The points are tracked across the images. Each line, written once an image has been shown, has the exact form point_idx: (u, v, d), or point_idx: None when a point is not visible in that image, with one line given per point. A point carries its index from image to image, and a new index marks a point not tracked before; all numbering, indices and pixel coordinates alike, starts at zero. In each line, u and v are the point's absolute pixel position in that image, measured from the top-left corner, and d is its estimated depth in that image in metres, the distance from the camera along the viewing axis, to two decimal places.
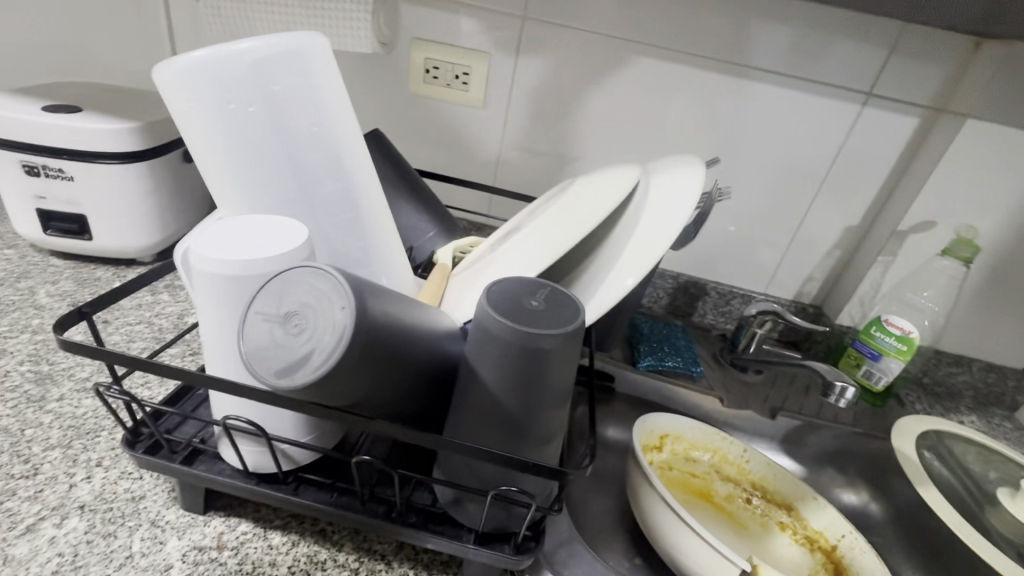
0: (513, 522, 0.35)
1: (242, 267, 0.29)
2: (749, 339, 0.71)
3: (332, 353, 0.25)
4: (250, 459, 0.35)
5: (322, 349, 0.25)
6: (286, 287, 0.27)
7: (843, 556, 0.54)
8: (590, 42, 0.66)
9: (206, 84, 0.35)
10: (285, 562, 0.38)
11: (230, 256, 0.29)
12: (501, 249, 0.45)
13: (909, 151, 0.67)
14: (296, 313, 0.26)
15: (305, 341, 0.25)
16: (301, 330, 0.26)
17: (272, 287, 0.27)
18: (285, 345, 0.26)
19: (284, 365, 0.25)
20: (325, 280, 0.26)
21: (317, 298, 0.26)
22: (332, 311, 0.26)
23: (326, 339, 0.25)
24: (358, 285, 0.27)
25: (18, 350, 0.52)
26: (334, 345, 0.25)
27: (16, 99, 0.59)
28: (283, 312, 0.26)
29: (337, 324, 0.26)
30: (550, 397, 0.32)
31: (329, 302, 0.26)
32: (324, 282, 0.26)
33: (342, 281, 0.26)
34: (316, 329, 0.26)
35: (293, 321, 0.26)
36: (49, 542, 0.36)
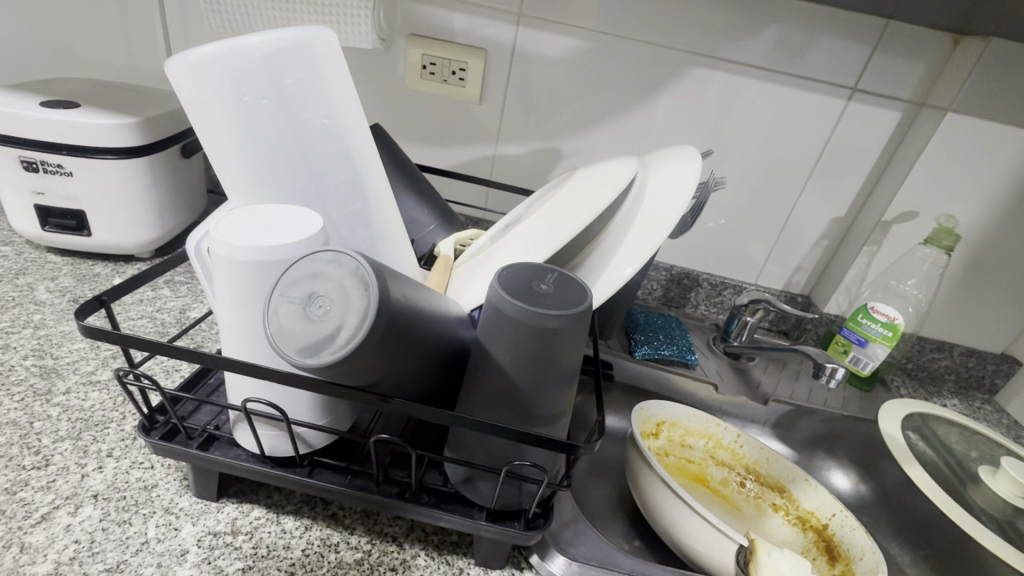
0: (523, 499, 0.36)
1: (262, 253, 0.30)
2: (741, 328, 0.73)
3: (357, 331, 0.26)
4: (266, 443, 0.36)
5: (346, 329, 0.26)
6: (307, 270, 0.27)
7: (834, 534, 0.56)
8: (586, 38, 0.68)
9: (219, 78, 0.35)
10: (299, 545, 0.39)
11: (249, 244, 0.30)
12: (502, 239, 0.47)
13: (892, 144, 0.70)
14: (319, 294, 0.27)
15: (330, 321, 0.26)
16: (324, 311, 0.27)
17: (293, 271, 0.27)
18: (310, 325, 0.26)
19: (310, 344, 0.26)
20: (347, 263, 0.27)
21: (339, 280, 0.27)
22: (356, 292, 0.27)
23: (351, 319, 0.26)
24: (377, 267, 0.28)
25: (21, 345, 0.52)
26: (359, 324, 0.26)
27: (12, 95, 0.59)
28: (306, 294, 0.27)
29: (361, 304, 0.27)
30: (560, 376, 0.33)
31: (351, 283, 0.27)
32: (346, 264, 0.27)
33: (362, 264, 0.27)
34: (340, 310, 0.26)
35: (317, 302, 0.27)
36: (65, 530, 0.37)
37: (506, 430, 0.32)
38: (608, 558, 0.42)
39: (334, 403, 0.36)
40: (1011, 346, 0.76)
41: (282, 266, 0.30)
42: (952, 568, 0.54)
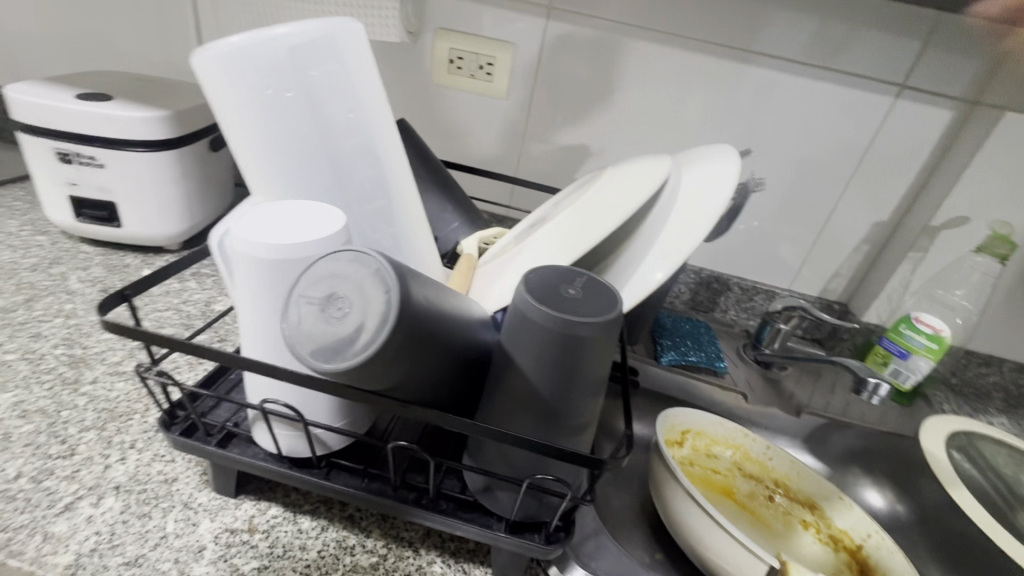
0: (544, 512, 0.35)
1: (283, 250, 0.29)
2: (773, 335, 0.70)
3: (377, 336, 0.25)
4: (284, 444, 0.35)
5: (365, 333, 0.25)
6: (328, 269, 0.26)
7: (869, 556, 0.53)
8: (616, 32, 0.65)
9: (246, 69, 0.34)
10: (315, 546, 0.38)
11: (270, 242, 0.29)
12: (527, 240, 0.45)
13: (943, 145, 0.66)
14: (339, 295, 0.26)
15: (349, 324, 0.25)
16: (343, 313, 0.26)
17: (313, 271, 0.27)
18: (328, 327, 0.25)
19: (329, 347, 0.25)
20: (367, 263, 0.26)
21: (360, 281, 0.26)
22: (377, 294, 0.26)
23: (371, 322, 0.25)
24: (398, 267, 0.27)
25: (52, 333, 0.52)
26: (379, 328, 0.25)
27: (50, 88, 0.60)
28: (325, 294, 0.26)
29: (381, 306, 0.25)
30: (586, 385, 0.31)
31: (371, 285, 0.26)
32: (365, 264, 0.26)
33: (384, 264, 0.26)
34: (360, 313, 0.25)
35: (337, 303, 0.26)
36: (87, 521, 0.37)
37: (529, 441, 0.31)
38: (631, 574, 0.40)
39: (351, 405, 0.35)
40: None
41: (303, 264, 0.29)
42: None
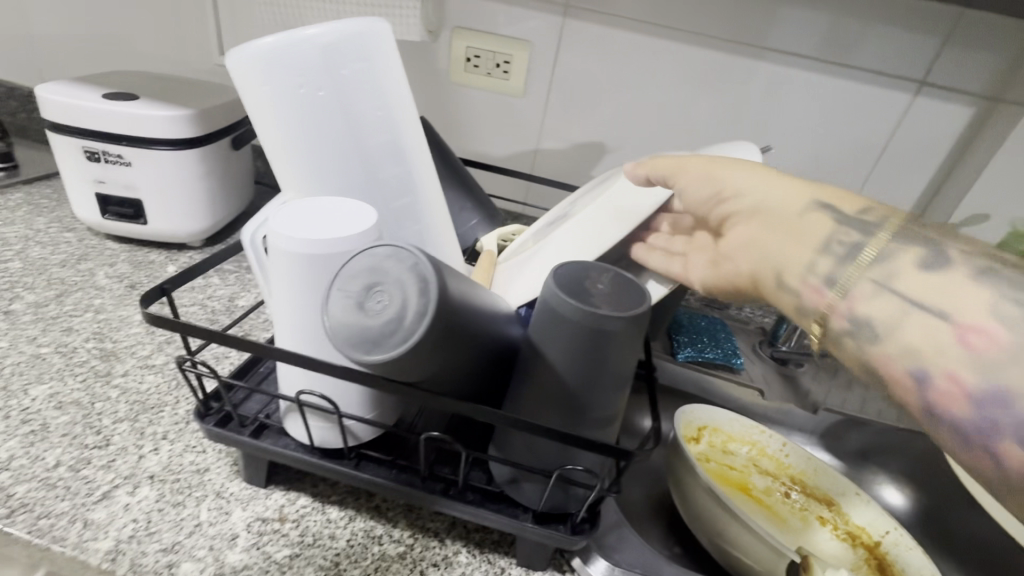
0: (570, 503, 0.35)
1: (322, 245, 0.30)
2: (790, 331, 0.71)
3: (415, 329, 0.26)
4: (317, 434, 0.36)
5: (404, 326, 0.26)
6: (367, 263, 0.27)
7: (887, 552, 0.55)
8: (633, 30, 0.66)
9: (278, 68, 0.35)
10: (344, 535, 0.39)
11: (310, 237, 0.30)
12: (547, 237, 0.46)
13: (963, 142, 0.65)
14: (378, 288, 0.27)
15: (388, 317, 0.26)
16: (382, 305, 0.26)
17: (353, 265, 0.27)
18: (367, 320, 0.26)
19: (368, 339, 0.26)
20: (406, 259, 0.27)
21: (399, 274, 0.27)
22: (415, 288, 0.26)
23: (410, 315, 0.26)
24: (435, 263, 0.28)
25: (83, 327, 0.54)
26: (418, 321, 0.26)
27: (79, 88, 0.61)
28: (365, 287, 0.27)
29: (419, 300, 0.26)
30: (613, 379, 0.32)
31: (410, 280, 0.26)
32: (405, 260, 0.27)
33: (422, 259, 0.27)
34: (399, 306, 0.26)
35: (376, 295, 0.27)
36: (124, 508, 0.38)
37: (558, 434, 0.31)
38: (653, 566, 0.41)
39: (382, 397, 0.36)
40: None
41: (341, 259, 0.30)
42: None
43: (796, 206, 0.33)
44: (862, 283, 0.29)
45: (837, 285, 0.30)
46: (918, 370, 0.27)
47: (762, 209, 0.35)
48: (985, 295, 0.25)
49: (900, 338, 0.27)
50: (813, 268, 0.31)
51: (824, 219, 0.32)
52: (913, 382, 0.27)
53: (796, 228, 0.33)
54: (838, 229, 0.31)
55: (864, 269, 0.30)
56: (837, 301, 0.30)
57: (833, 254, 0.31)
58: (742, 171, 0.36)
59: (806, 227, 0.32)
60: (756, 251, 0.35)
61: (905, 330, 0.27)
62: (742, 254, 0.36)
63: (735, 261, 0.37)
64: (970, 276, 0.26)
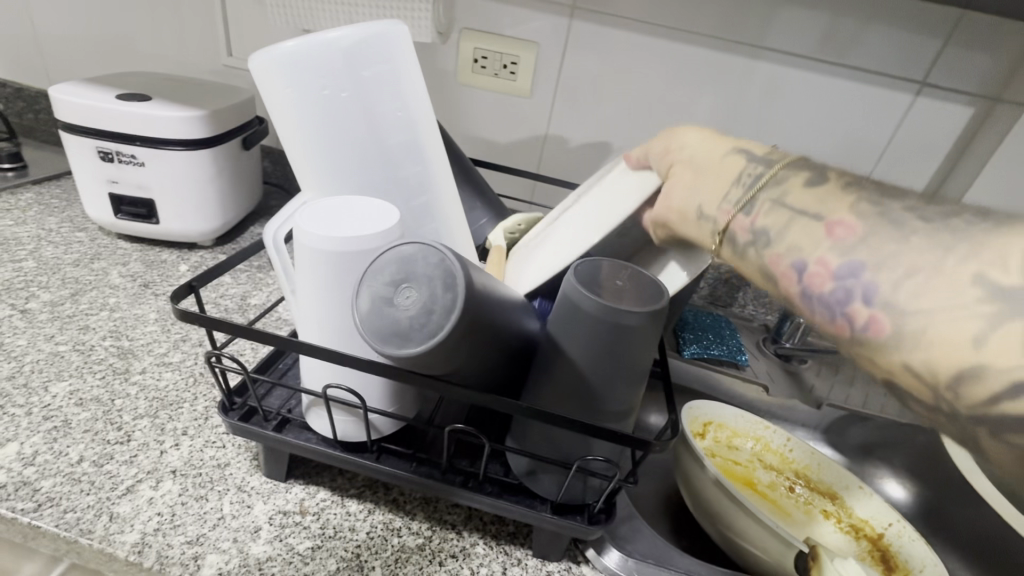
0: (587, 494, 0.36)
1: (350, 242, 0.30)
2: (793, 330, 0.72)
3: (444, 323, 0.27)
4: (340, 428, 0.37)
5: (433, 321, 0.27)
6: (396, 261, 0.28)
7: (890, 544, 0.55)
8: (638, 32, 0.67)
9: (303, 71, 0.36)
10: (363, 527, 0.40)
11: (338, 234, 0.30)
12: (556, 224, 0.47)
13: (962, 142, 0.66)
14: (407, 284, 0.28)
15: (416, 311, 0.27)
16: (411, 301, 0.28)
17: (382, 261, 0.28)
18: (397, 315, 0.27)
19: (398, 333, 0.27)
20: (433, 257, 0.28)
21: (427, 272, 0.28)
22: (442, 284, 0.28)
23: (438, 310, 0.27)
24: (460, 260, 0.29)
25: (100, 326, 0.54)
26: (447, 316, 0.27)
27: (92, 89, 0.62)
28: (394, 284, 0.28)
29: (448, 296, 0.27)
30: (632, 373, 0.33)
31: (438, 277, 0.28)
32: (431, 258, 0.28)
33: (448, 256, 0.28)
34: (427, 302, 0.27)
35: (405, 292, 0.28)
36: (148, 502, 0.39)
37: (579, 426, 0.32)
38: (665, 557, 0.42)
39: (404, 391, 0.37)
40: None
41: (367, 256, 0.31)
42: None
43: (720, 154, 0.37)
44: (763, 204, 0.33)
45: (740, 202, 0.34)
46: (797, 262, 0.30)
47: (697, 160, 0.38)
48: (847, 201, 0.29)
49: (787, 238, 0.31)
50: (728, 199, 0.34)
51: (740, 160, 0.36)
52: (794, 273, 0.30)
53: (721, 167, 0.36)
54: (750, 166, 0.35)
55: (761, 191, 0.33)
56: (740, 215, 0.33)
57: (743, 183, 0.34)
58: (696, 137, 0.40)
59: (725, 168, 0.36)
60: (687, 191, 0.37)
61: (789, 231, 0.31)
62: (676, 193, 0.37)
63: (667, 197, 0.38)
64: (842, 190, 0.30)
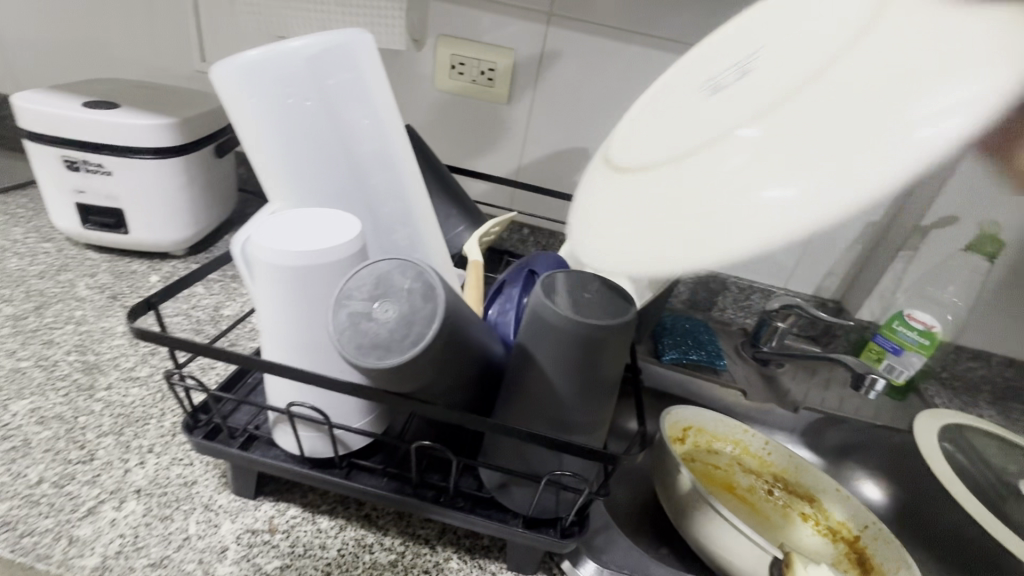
0: (560, 508, 0.36)
1: (326, 254, 0.30)
2: (771, 333, 0.72)
3: (426, 332, 0.27)
4: (306, 444, 0.36)
5: (414, 331, 0.27)
6: (372, 275, 0.28)
7: (866, 547, 0.56)
8: (613, 37, 0.67)
9: (265, 81, 0.36)
10: (334, 545, 0.39)
11: (311, 247, 0.30)
12: (721, 149, 0.24)
13: None
14: (385, 298, 0.28)
15: (395, 322, 0.27)
16: (389, 314, 0.27)
17: (358, 275, 0.28)
18: (375, 329, 0.27)
19: (377, 346, 0.26)
20: (409, 271, 0.28)
21: (405, 286, 0.28)
22: (421, 297, 0.28)
23: (419, 320, 0.27)
24: (436, 273, 0.29)
25: (65, 340, 0.53)
26: (427, 325, 0.27)
27: (57, 96, 0.60)
28: (370, 298, 0.28)
29: (427, 307, 0.28)
30: (604, 387, 0.33)
31: (417, 289, 0.28)
32: (408, 271, 0.28)
33: (425, 269, 0.29)
34: (406, 313, 0.27)
35: (383, 305, 0.27)
36: (111, 524, 0.38)
37: (547, 440, 0.32)
38: (640, 567, 0.42)
39: (372, 406, 0.37)
40: None
41: (340, 269, 0.31)
42: None
43: None
44: None
45: None
46: None
47: None
48: None
49: None
50: None
51: None
52: None
53: None
54: None
55: None
56: None
57: None
58: None
59: None
60: None
61: None
62: None
63: None
64: None
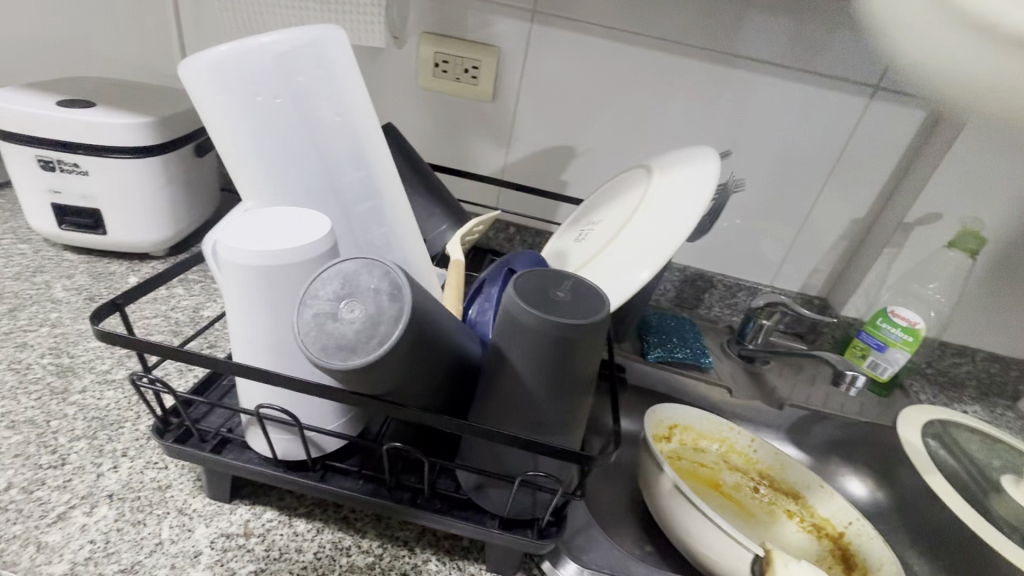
0: (537, 508, 0.36)
1: (295, 253, 0.30)
2: (756, 330, 0.72)
3: (391, 333, 0.27)
4: (279, 447, 0.36)
5: (380, 332, 0.26)
6: (338, 275, 0.28)
7: (850, 542, 0.56)
8: (597, 34, 0.66)
9: (232, 79, 0.35)
10: (311, 548, 0.39)
11: (279, 247, 0.30)
12: None
13: (916, 144, 0.68)
14: (351, 297, 0.27)
15: (362, 322, 0.27)
16: (355, 314, 0.27)
17: (324, 274, 0.28)
18: (340, 329, 0.26)
19: (342, 346, 0.26)
20: (377, 270, 0.28)
21: (372, 285, 0.27)
22: (388, 297, 0.27)
23: (385, 321, 0.27)
24: (405, 273, 0.29)
25: (38, 343, 0.52)
26: (393, 326, 0.27)
27: (31, 95, 0.59)
28: (336, 298, 0.27)
29: (394, 307, 0.27)
30: (577, 386, 0.32)
31: (384, 289, 0.27)
32: (376, 271, 0.28)
33: (393, 268, 0.28)
34: (372, 313, 0.27)
35: (349, 304, 0.27)
36: (81, 530, 0.37)
37: (520, 440, 0.31)
38: (621, 566, 0.41)
39: (346, 408, 0.36)
40: None
41: (310, 268, 0.30)
42: None
43: None
44: None
45: None
46: None
47: None
48: None
49: None
50: None
51: None
52: None
53: None
54: None
55: None
56: None
57: None
58: None
59: None
60: None
61: None
62: None
63: None
64: None
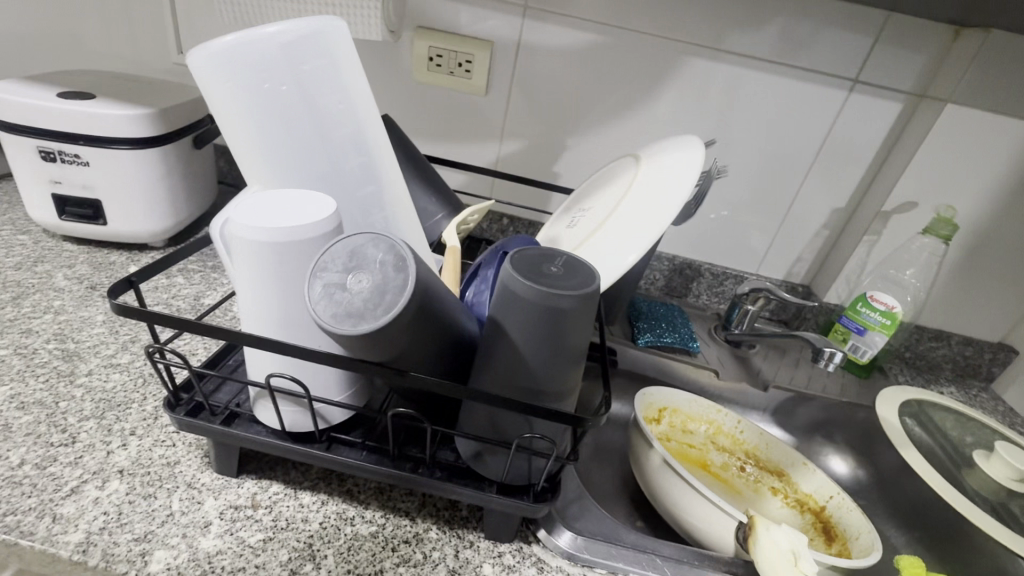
0: (533, 474, 0.38)
1: (304, 230, 0.31)
2: (742, 315, 0.74)
3: (396, 303, 0.28)
4: (287, 419, 0.37)
5: (385, 302, 0.28)
6: (346, 249, 0.30)
7: (831, 515, 0.58)
8: (587, 29, 0.68)
9: (240, 67, 0.37)
10: (316, 518, 0.40)
11: (290, 224, 0.31)
12: None
13: (893, 135, 0.71)
14: (359, 269, 0.29)
15: (369, 292, 0.28)
16: (363, 285, 0.29)
17: (334, 249, 0.30)
18: (349, 298, 0.28)
19: (350, 314, 0.28)
20: (383, 244, 0.30)
21: (378, 259, 0.29)
22: (394, 270, 0.29)
23: (391, 292, 0.29)
24: (409, 248, 0.31)
25: (43, 329, 0.53)
26: (398, 296, 0.28)
27: (31, 87, 0.60)
28: (345, 270, 0.29)
29: (399, 279, 0.29)
30: (569, 355, 0.34)
31: (390, 262, 0.29)
32: (382, 245, 0.30)
33: (398, 242, 0.30)
34: (378, 285, 0.29)
35: (357, 276, 0.29)
36: (94, 502, 0.38)
37: (516, 405, 0.33)
38: (612, 534, 0.43)
39: (351, 380, 0.38)
40: (1009, 334, 0.76)
41: (318, 245, 0.32)
42: (946, 550, 0.56)
43: None
44: None
45: None
46: None
47: None
48: None
49: None
50: None
51: None
52: None
53: None
54: None
55: None
56: None
57: None
58: None
59: None
60: None
61: None
62: None
63: None
64: None
